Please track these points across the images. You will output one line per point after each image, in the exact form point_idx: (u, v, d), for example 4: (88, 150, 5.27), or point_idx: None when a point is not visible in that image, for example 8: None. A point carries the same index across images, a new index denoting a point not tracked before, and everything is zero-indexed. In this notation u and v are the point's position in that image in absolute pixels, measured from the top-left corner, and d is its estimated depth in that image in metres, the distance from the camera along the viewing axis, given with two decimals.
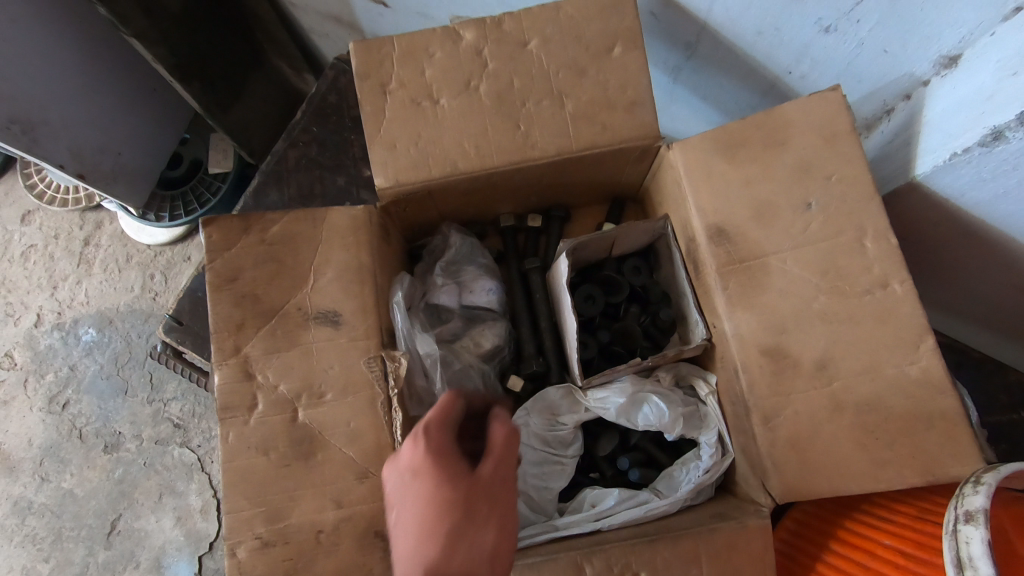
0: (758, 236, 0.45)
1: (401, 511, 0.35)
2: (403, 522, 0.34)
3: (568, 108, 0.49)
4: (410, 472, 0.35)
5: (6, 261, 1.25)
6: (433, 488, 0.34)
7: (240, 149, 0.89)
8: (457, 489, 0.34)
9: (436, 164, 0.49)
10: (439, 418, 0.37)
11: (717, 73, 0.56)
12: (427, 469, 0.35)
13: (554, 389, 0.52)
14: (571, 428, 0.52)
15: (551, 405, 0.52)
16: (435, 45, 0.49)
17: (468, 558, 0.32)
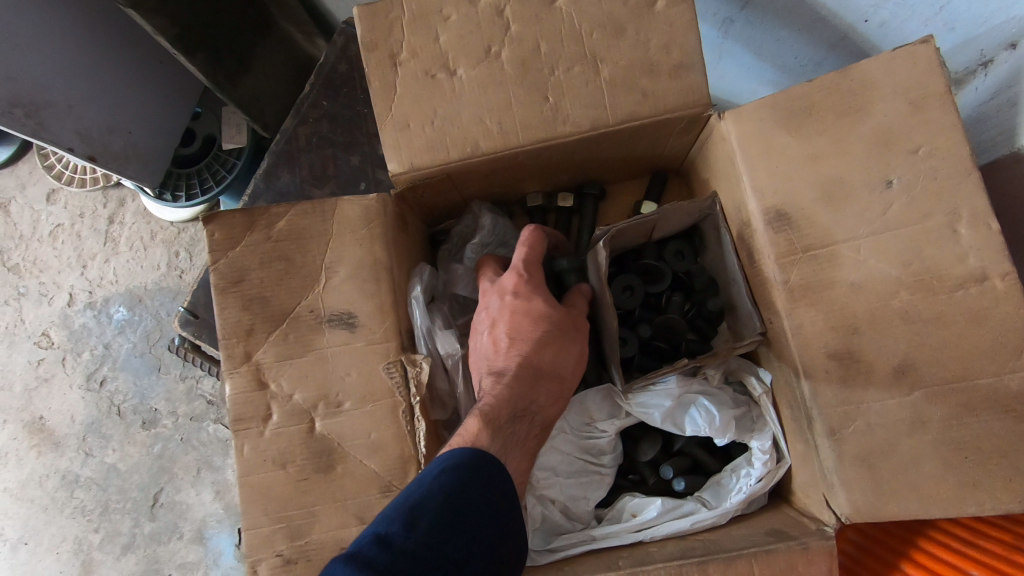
0: (827, 220, 0.39)
1: (500, 321, 0.43)
2: (503, 327, 0.43)
3: (603, 74, 0.43)
4: (513, 293, 0.44)
5: (35, 241, 1.25)
6: (537, 306, 0.43)
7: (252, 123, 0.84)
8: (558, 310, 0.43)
9: (455, 144, 0.43)
10: (532, 248, 0.45)
11: (776, 25, 0.49)
12: (534, 294, 0.43)
13: (593, 392, 0.48)
14: (611, 435, 0.48)
15: (588, 412, 0.48)
16: (450, 6, 0.43)
17: (559, 365, 0.42)
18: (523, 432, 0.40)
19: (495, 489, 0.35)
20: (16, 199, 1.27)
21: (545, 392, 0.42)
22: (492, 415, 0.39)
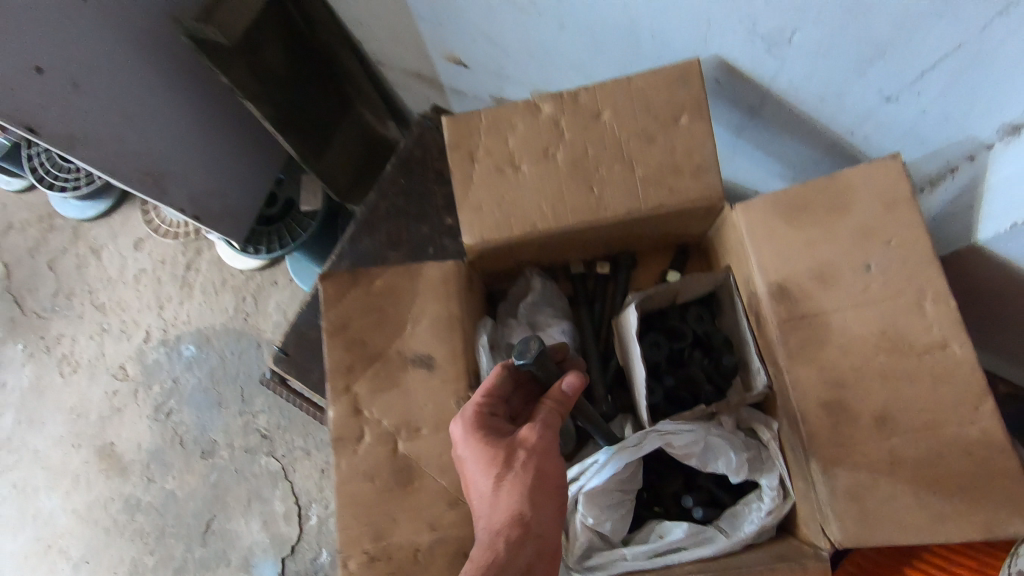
0: (819, 294, 0.48)
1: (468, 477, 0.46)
2: (469, 483, 0.46)
3: (637, 172, 0.54)
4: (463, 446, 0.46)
5: (121, 283, 1.41)
6: (481, 451, 0.45)
7: (328, 190, 0.98)
8: (496, 448, 0.45)
9: (517, 223, 0.55)
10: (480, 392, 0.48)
11: (779, 132, 0.60)
12: (477, 441, 0.45)
13: (635, 445, 0.51)
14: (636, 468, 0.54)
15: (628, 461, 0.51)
16: (517, 117, 0.56)
17: (517, 504, 0.43)
18: None
19: None
20: (109, 246, 1.44)
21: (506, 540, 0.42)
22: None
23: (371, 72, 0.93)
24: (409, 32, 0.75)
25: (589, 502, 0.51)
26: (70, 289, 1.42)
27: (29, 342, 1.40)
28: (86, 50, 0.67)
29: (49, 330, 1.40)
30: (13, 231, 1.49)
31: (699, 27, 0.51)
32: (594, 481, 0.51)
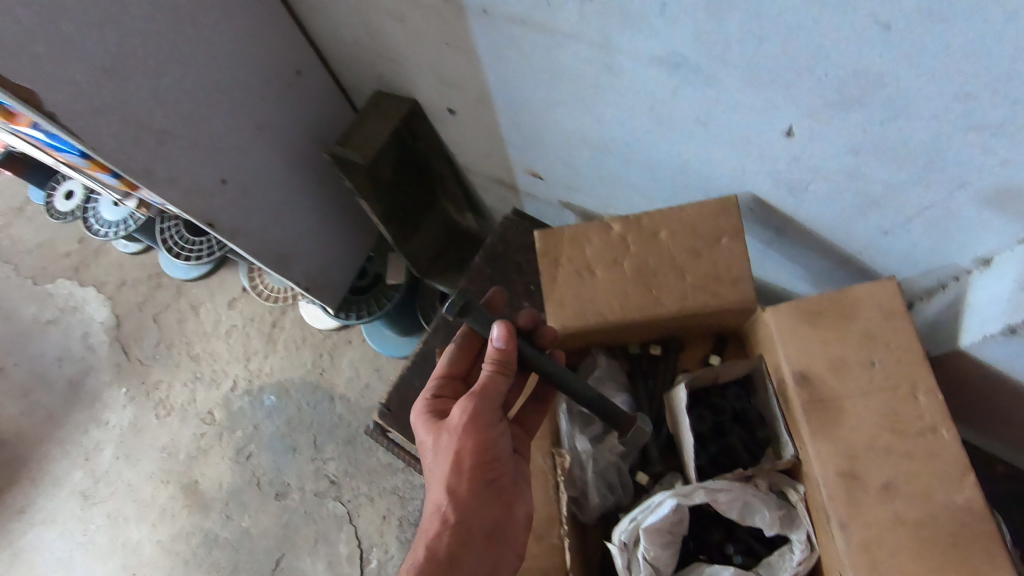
0: (834, 383, 0.61)
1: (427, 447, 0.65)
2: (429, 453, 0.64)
3: (687, 279, 0.69)
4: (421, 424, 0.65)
5: (215, 337, 1.61)
6: (426, 428, 0.64)
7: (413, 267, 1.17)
8: (433, 427, 0.63)
9: (591, 316, 0.71)
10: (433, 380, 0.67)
11: (802, 248, 0.75)
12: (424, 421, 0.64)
13: (685, 492, 0.63)
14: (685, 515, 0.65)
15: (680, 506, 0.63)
16: (593, 233, 0.72)
17: (444, 467, 0.60)
18: (433, 529, 0.58)
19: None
20: (207, 304, 1.65)
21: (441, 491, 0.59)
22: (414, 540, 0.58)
23: (462, 180, 1.11)
24: (499, 153, 0.94)
25: (648, 537, 0.63)
26: (170, 340, 1.62)
27: (131, 386, 1.59)
28: (255, 165, 0.87)
29: (150, 376, 1.59)
30: (126, 288, 1.72)
31: (738, 172, 0.68)
32: (652, 520, 0.62)
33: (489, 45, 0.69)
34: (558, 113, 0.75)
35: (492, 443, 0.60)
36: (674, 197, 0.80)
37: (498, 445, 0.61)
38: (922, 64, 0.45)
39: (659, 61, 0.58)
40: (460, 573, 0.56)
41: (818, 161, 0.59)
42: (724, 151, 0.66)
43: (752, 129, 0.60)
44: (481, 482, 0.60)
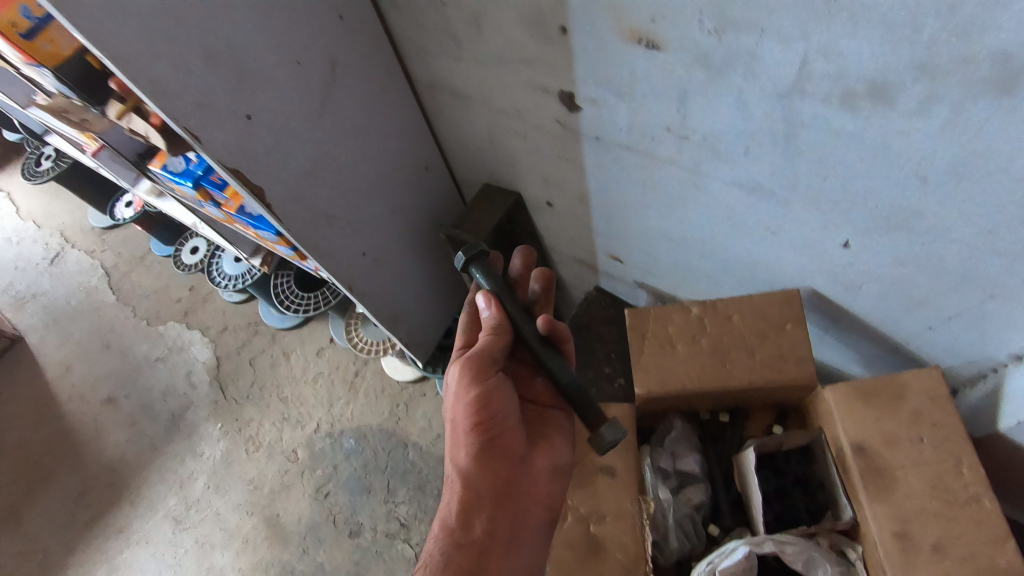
0: (888, 454, 0.72)
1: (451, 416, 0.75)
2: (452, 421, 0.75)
3: (756, 358, 0.82)
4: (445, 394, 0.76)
5: (303, 382, 1.78)
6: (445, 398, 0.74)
7: None
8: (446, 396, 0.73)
9: (671, 384, 0.84)
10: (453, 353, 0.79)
11: (856, 335, 0.87)
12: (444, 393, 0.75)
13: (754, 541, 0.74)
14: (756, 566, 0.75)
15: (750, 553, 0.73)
16: (675, 313, 0.86)
17: (454, 431, 0.70)
18: (451, 486, 0.68)
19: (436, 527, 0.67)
20: (298, 352, 1.84)
21: (456, 453, 0.70)
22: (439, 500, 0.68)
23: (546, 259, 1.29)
24: (585, 239, 1.11)
25: None
26: (262, 382, 1.81)
27: (226, 422, 1.76)
28: (387, 241, 1.06)
29: (243, 414, 1.76)
30: (227, 333, 1.94)
31: (800, 271, 0.82)
32: (728, 564, 0.73)
33: (596, 160, 0.87)
34: (646, 213, 0.92)
35: (488, 404, 0.69)
36: (741, 286, 0.94)
37: (503, 407, 0.70)
38: (954, 210, 0.58)
39: (740, 185, 0.74)
40: (471, 521, 0.66)
41: (869, 268, 0.73)
42: (789, 254, 0.80)
43: (815, 240, 0.75)
44: (489, 446, 0.69)
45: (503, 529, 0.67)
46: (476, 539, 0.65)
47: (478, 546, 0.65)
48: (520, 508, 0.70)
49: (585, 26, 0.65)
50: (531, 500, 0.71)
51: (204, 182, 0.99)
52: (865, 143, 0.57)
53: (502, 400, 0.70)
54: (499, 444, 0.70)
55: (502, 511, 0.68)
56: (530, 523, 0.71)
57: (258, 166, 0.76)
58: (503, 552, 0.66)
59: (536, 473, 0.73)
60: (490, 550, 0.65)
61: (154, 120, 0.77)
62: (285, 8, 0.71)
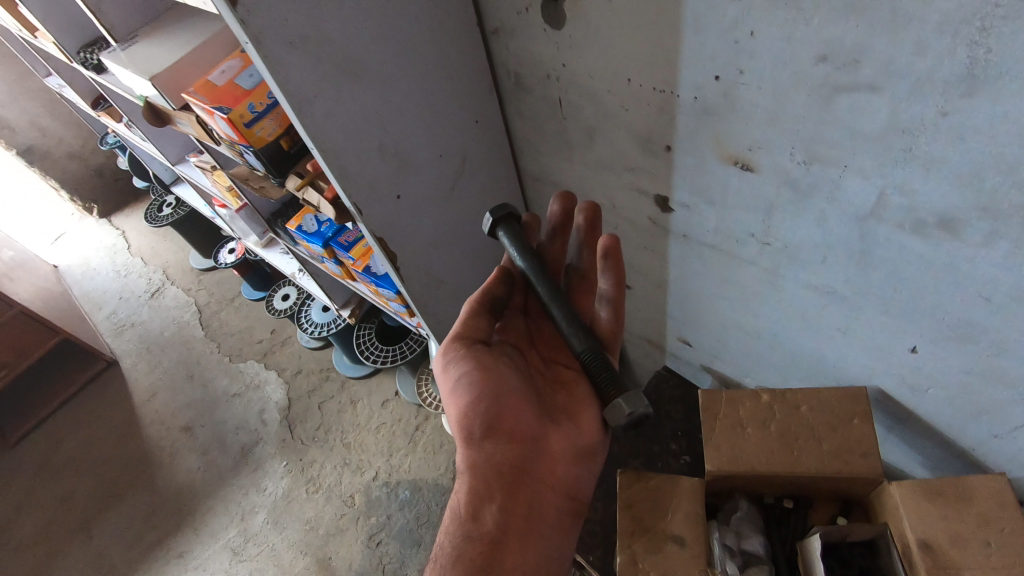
0: (954, 554, 0.75)
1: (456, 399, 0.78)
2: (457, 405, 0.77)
3: (824, 447, 0.88)
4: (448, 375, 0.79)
5: (366, 429, 1.88)
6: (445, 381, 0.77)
7: None
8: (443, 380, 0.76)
9: (741, 463, 0.90)
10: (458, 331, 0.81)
11: (921, 436, 0.92)
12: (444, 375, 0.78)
13: None
14: None
15: None
16: (747, 398, 0.95)
17: (452, 418, 0.73)
18: (460, 474, 0.73)
19: (450, 513, 0.72)
20: (364, 400, 1.96)
21: (458, 441, 0.73)
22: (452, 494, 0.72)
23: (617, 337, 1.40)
24: (658, 321, 1.21)
25: None
26: (329, 426, 1.92)
27: (290, 460, 1.86)
28: None
29: (307, 454, 1.87)
30: (301, 376, 2.09)
31: (867, 370, 0.89)
32: None
33: (679, 252, 0.99)
34: (720, 303, 1.02)
35: (482, 388, 0.71)
36: (807, 379, 1.01)
37: (506, 388, 0.73)
38: (1017, 328, 0.66)
39: (814, 287, 0.83)
40: (480, 507, 0.70)
41: (936, 373, 0.80)
42: (857, 353, 0.88)
43: (884, 343, 0.82)
44: (491, 430, 0.71)
45: (516, 518, 0.71)
46: (488, 526, 0.69)
47: (489, 538, 0.68)
48: (533, 493, 0.73)
49: (687, 147, 0.79)
50: (544, 484, 0.74)
51: (333, 245, 1.14)
52: (934, 263, 0.67)
53: (503, 382, 0.73)
54: (505, 427, 0.72)
55: (514, 501, 0.72)
56: (544, 508, 0.74)
57: (396, 236, 0.92)
58: (515, 539, 0.70)
59: (552, 457, 0.75)
60: (503, 536, 0.69)
61: (327, 195, 0.88)
62: (439, 115, 0.88)
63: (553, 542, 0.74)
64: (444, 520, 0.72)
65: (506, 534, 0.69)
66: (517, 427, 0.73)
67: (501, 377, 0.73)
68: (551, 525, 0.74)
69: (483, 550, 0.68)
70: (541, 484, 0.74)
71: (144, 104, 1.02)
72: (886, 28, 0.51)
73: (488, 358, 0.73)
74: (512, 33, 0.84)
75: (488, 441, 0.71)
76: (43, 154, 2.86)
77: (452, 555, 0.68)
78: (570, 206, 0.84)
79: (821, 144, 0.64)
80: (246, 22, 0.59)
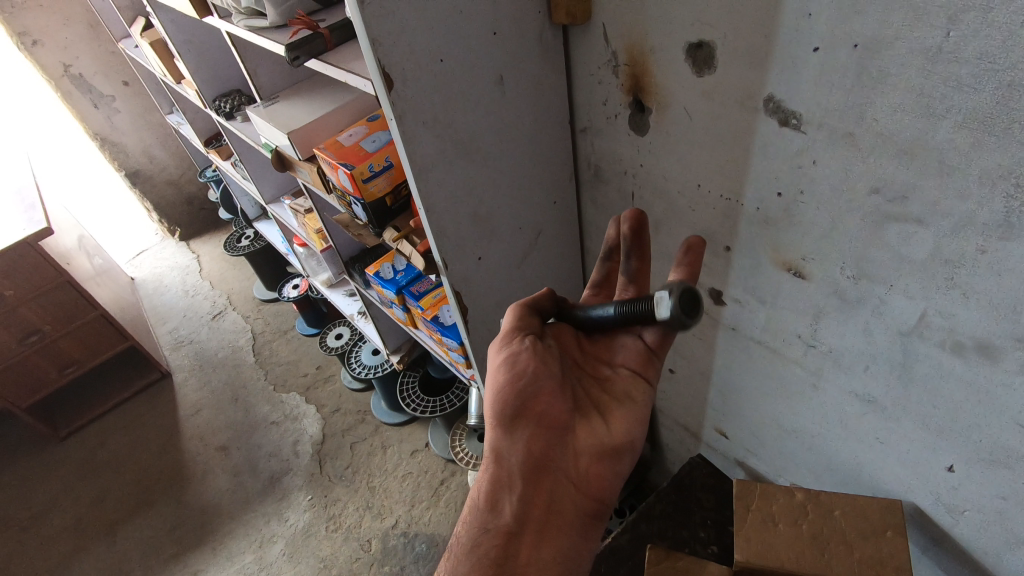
0: None
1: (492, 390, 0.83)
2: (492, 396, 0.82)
3: (856, 554, 0.89)
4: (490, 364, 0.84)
5: (393, 476, 1.92)
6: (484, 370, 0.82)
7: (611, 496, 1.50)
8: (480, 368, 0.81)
9: (770, 556, 0.93)
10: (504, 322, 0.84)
11: (954, 559, 0.92)
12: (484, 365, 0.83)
13: None
14: None
15: None
16: (780, 494, 0.99)
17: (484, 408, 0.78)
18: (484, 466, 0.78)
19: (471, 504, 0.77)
20: (395, 447, 2.01)
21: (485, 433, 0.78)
22: (475, 480, 0.78)
23: (654, 420, 1.44)
24: (698, 408, 1.26)
25: None
26: (357, 467, 1.97)
27: (315, 494, 1.91)
28: None
29: (332, 491, 1.91)
30: (337, 414, 2.16)
31: (903, 484, 0.91)
32: None
33: (726, 344, 1.05)
34: (761, 398, 1.07)
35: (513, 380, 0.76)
36: (841, 485, 1.03)
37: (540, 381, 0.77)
38: None
39: (854, 394, 0.88)
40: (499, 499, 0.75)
41: (973, 496, 0.81)
42: (894, 465, 0.91)
43: (921, 459, 0.85)
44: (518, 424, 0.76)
45: (534, 510, 0.75)
46: (504, 517, 0.74)
47: (505, 528, 0.73)
48: (555, 487, 0.77)
49: (746, 249, 0.88)
50: (568, 477, 0.77)
51: (405, 292, 1.26)
52: (971, 383, 0.72)
53: (539, 373, 0.77)
54: (533, 417, 0.77)
55: (535, 495, 0.75)
56: (565, 502, 0.77)
57: (470, 292, 1.02)
58: (532, 530, 0.74)
59: (577, 452, 0.78)
60: (518, 529, 0.73)
61: (419, 248, 1.01)
62: (526, 193, 1.00)
63: (574, 540, 0.75)
64: (466, 509, 0.78)
65: (523, 526, 0.74)
66: (546, 419, 0.78)
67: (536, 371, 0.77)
68: (573, 520, 0.76)
69: (496, 542, 0.73)
70: (565, 476, 0.77)
71: (274, 152, 1.19)
72: (933, 174, 0.60)
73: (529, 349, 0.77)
74: (599, 133, 0.97)
75: (516, 430, 0.76)
76: (146, 179, 3.17)
77: (470, 542, 0.74)
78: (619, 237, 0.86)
79: (870, 263, 0.72)
80: (395, 103, 0.73)
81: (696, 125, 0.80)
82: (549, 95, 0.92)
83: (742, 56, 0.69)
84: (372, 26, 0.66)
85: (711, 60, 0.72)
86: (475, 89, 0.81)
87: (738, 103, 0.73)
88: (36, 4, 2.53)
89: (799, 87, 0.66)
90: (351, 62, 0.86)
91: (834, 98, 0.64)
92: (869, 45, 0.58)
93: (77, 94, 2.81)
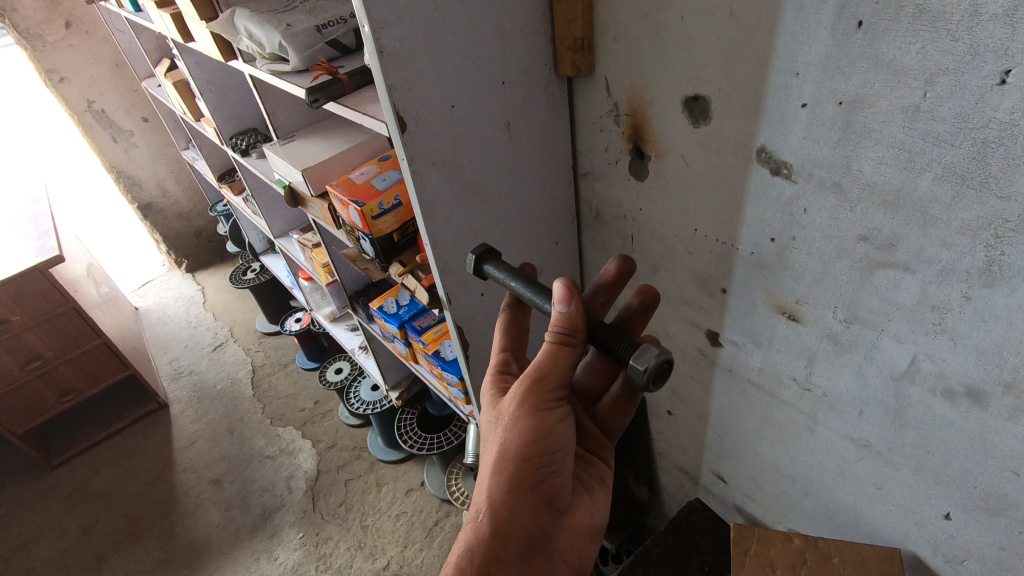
0: None
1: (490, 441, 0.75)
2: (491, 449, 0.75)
3: None
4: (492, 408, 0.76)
5: (387, 515, 1.89)
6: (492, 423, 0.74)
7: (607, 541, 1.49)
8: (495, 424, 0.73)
9: None
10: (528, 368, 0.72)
11: None
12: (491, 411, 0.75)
13: None
14: None
15: None
16: (778, 541, 1.01)
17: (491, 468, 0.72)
18: (473, 528, 0.72)
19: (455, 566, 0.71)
20: (390, 485, 1.98)
21: (482, 494, 0.73)
22: (463, 540, 0.72)
23: (652, 463, 1.43)
24: (695, 451, 1.26)
25: None
26: (350, 505, 1.94)
27: (306, 532, 1.87)
28: None
29: (324, 529, 1.87)
30: (334, 450, 2.14)
31: (901, 531, 0.90)
32: None
33: (723, 386, 1.06)
34: (759, 441, 1.07)
35: (532, 449, 0.70)
36: (840, 532, 1.02)
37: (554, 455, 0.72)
38: None
39: (850, 438, 0.89)
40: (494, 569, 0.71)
41: (971, 545, 0.81)
42: (891, 513, 0.90)
43: (919, 507, 0.85)
44: (526, 495, 0.71)
45: None
46: None
47: None
48: (550, 562, 0.74)
49: (741, 292, 0.90)
50: (562, 554, 0.75)
51: (407, 326, 1.29)
52: (964, 429, 0.73)
53: (557, 445, 0.71)
54: (540, 493, 0.73)
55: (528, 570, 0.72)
56: None
57: (472, 328, 1.04)
58: None
59: (574, 528, 0.77)
60: None
61: (424, 282, 1.03)
62: (529, 233, 1.03)
63: None
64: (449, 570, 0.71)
65: None
66: (552, 496, 0.74)
67: (554, 443, 0.71)
68: None
69: None
70: (558, 555, 0.75)
71: (287, 188, 1.24)
72: (917, 223, 0.63)
73: (550, 415, 0.71)
74: (600, 177, 1.01)
75: (522, 505, 0.72)
76: (158, 211, 3.23)
77: None
78: (627, 268, 0.83)
79: (862, 308, 0.74)
80: (407, 144, 0.77)
81: (692, 172, 0.84)
82: (552, 141, 0.97)
83: (735, 110, 0.73)
84: (389, 73, 0.71)
85: (707, 112, 0.77)
86: (483, 133, 0.86)
87: (732, 152, 0.77)
88: (68, 44, 2.67)
89: (789, 139, 0.70)
90: (368, 105, 0.91)
91: (821, 149, 0.67)
92: (853, 103, 0.62)
93: (99, 129, 2.91)
